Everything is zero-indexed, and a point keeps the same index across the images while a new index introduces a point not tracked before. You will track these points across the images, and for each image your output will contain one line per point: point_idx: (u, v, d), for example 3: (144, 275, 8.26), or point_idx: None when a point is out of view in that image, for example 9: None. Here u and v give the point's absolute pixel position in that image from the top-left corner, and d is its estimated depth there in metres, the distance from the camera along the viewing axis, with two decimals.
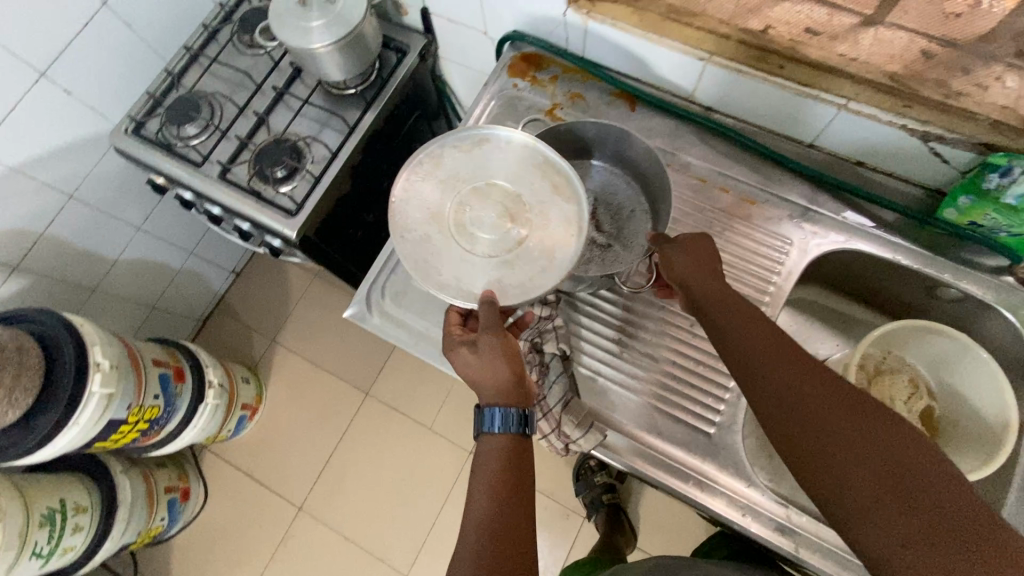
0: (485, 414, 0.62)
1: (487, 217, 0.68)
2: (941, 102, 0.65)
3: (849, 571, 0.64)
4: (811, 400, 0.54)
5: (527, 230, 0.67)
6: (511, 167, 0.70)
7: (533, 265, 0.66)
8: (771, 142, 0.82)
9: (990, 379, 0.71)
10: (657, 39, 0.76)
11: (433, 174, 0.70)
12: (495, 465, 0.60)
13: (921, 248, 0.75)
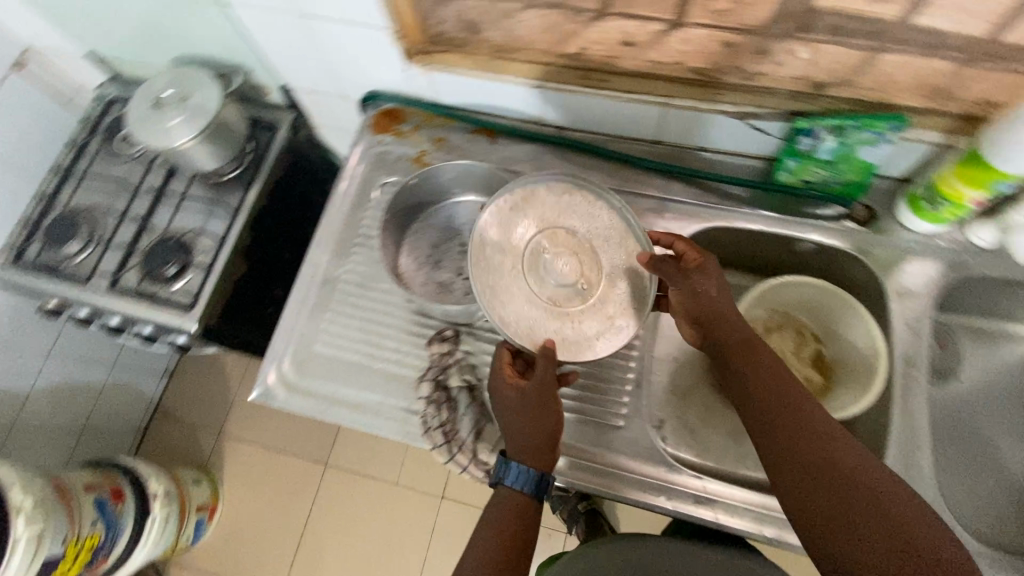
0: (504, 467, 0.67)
1: (558, 270, 0.70)
2: (743, 84, 0.72)
3: (762, 523, 0.71)
4: (809, 440, 0.58)
5: (590, 292, 0.71)
6: (596, 229, 0.74)
7: (590, 319, 0.70)
8: (623, 145, 0.88)
9: (855, 316, 0.78)
10: (494, 77, 0.81)
11: (516, 205, 0.74)
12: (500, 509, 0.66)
13: (771, 212, 0.82)
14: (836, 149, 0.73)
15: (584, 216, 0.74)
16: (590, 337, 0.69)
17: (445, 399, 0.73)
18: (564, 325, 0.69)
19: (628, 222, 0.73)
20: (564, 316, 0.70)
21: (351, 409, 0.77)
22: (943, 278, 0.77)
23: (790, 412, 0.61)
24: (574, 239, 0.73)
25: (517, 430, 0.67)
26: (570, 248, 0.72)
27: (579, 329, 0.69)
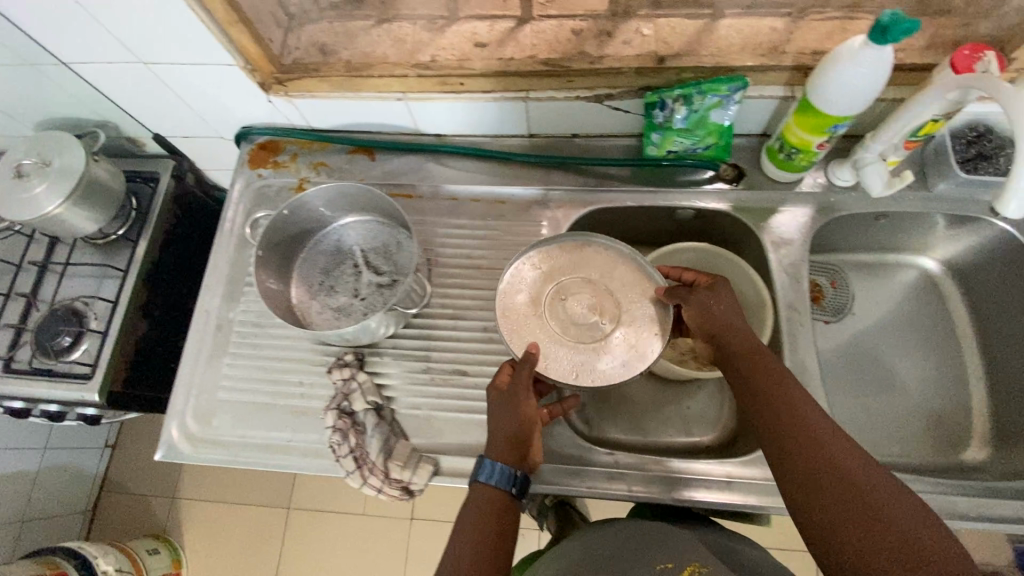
0: (482, 463, 0.65)
1: (579, 310, 0.73)
2: (590, 68, 0.74)
3: (676, 486, 0.73)
4: (819, 453, 0.55)
5: (612, 326, 0.72)
6: (612, 270, 0.76)
7: (613, 349, 0.71)
8: (500, 143, 0.89)
9: (741, 275, 0.81)
10: (354, 96, 0.81)
11: (538, 265, 0.76)
12: (479, 510, 0.63)
13: (648, 186, 0.85)
14: (689, 117, 0.75)
15: (598, 260, 0.76)
16: (615, 364, 0.70)
17: (351, 423, 0.72)
18: (588, 357, 0.71)
19: (633, 258, 0.76)
20: (590, 349, 0.71)
21: (261, 450, 0.76)
22: (813, 221, 0.81)
23: (802, 424, 0.57)
24: (590, 281, 0.75)
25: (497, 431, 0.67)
26: (587, 290, 0.75)
27: (604, 358, 0.71)
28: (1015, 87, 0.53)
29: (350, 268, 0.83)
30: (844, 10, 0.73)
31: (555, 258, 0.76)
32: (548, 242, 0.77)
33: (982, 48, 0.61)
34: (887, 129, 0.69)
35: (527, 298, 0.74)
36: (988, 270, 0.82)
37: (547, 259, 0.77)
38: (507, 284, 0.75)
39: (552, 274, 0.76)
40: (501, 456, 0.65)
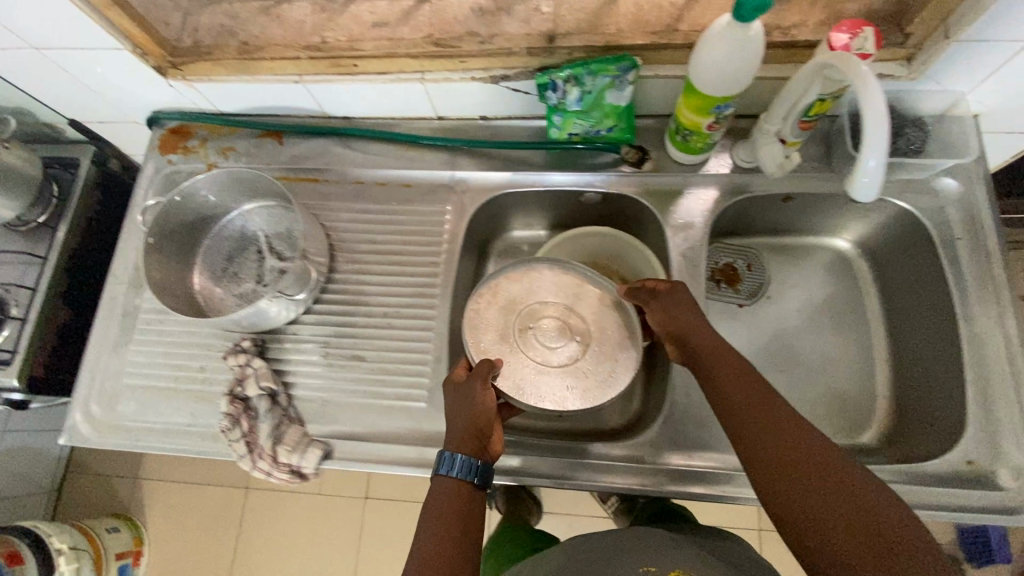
0: (443, 456, 0.61)
1: (549, 339, 0.75)
2: (481, 48, 0.73)
3: (566, 470, 0.73)
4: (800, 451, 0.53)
5: (584, 342, 0.75)
6: (569, 285, 0.78)
7: (589, 373, 0.73)
8: (409, 125, 0.87)
9: (647, 263, 0.82)
10: (249, 79, 0.79)
11: (490, 303, 0.77)
12: (441, 500, 0.59)
13: (553, 169, 0.83)
14: (582, 98, 0.74)
15: (556, 287, 0.78)
16: (595, 388, 0.73)
17: (244, 407, 0.73)
18: (575, 378, 0.73)
19: (583, 273, 0.78)
20: (567, 376, 0.73)
21: (160, 435, 0.77)
22: (718, 204, 0.80)
23: (776, 421, 0.56)
24: (553, 306, 0.77)
25: (455, 423, 0.64)
26: (552, 315, 0.77)
27: (583, 382, 0.73)
28: (864, 65, 0.51)
29: (254, 254, 0.83)
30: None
31: (511, 290, 0.77)
32: (510, 271, 0.78)
33: (860, 26, 0.58)
34: (776, 108, 0.68)
35: (492, 335, 0.75)
36: (896, 253, 0.81)
37: (500, 292, 0.78)
38: (469, 333, 0.74)
39: (516, 305, 0.77)
40: (461, 445, 0.62)
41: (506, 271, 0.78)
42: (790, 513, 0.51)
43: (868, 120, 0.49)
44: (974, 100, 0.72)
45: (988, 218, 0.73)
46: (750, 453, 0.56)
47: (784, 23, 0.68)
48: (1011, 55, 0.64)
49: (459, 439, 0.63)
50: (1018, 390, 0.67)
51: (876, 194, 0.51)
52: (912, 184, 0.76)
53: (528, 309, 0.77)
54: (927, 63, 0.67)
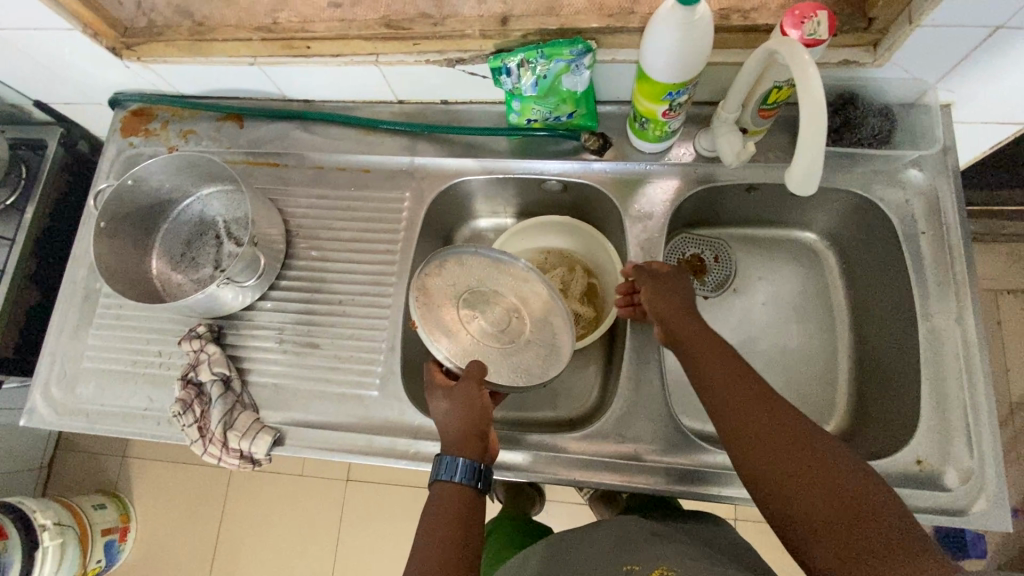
0: (444, 461, 0.59)
1: (497, 323, 0.75)
2: (434, 30, 0.71)
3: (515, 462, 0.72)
4: (779, 430, 0.53)
5: (519, 321, 0.76)
6: (487, 266, 0.77)
7: (541, 351, 0.74)
8: (370, 109, 0.86)
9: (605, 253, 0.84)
10: (204, 61, 0.78)
11: (424, 303, 0.72)
12: (443, 507, 0.57)
13: (513, 155, 0.82)
14: (537, 83, 0.72)
15: (483, 270, 0.77)
16: (551, 361, 0.73)
17: (197, 393, 0.74)
18: (530, 355, 0.73)
19: (488, 254, 0.77)
20: (523, 348, 0.74)
21: (118, 418, 0.78)
22: (679, 194, 0.78)
23: (756, 401, 0.55)
24: (485, 289, 0.77)
25: (454, 425, 0.63)
26: (483, 301, 0.76)
27: (535, 358, 0.73)
28: (807, 52, 0.49)
29: (212, 239, 0.83)
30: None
31: (449, 285, 0.75)
32: (428, 270, 0.74)
33: (813, 9, 0.56)
34: (731, 97, 0.66)
35: (451, 331, 0.72)
36: (862, 245, 0.79)
37: (431, 292, 0.74)
38: (425, 337, 0.69)
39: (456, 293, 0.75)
40: (462, 448, 0.61)
41: (427, 271, 0.74)
42: (775, 494, 0.50)
43: (806, 111, 0.48)
44: (944, 89, 0.70)
45: (953, 213, 0.71)
46: (729, 434, 0.55)
47: (745, 6, 0.66)
48: (978, 42, 0.61)
49: (458, 443, 0.62)
50: (972, 389, 0.66)
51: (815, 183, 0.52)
52: (878, 176, 0.74)
53: (471, 294, 0.76)
54: (892, 49, 0.64)
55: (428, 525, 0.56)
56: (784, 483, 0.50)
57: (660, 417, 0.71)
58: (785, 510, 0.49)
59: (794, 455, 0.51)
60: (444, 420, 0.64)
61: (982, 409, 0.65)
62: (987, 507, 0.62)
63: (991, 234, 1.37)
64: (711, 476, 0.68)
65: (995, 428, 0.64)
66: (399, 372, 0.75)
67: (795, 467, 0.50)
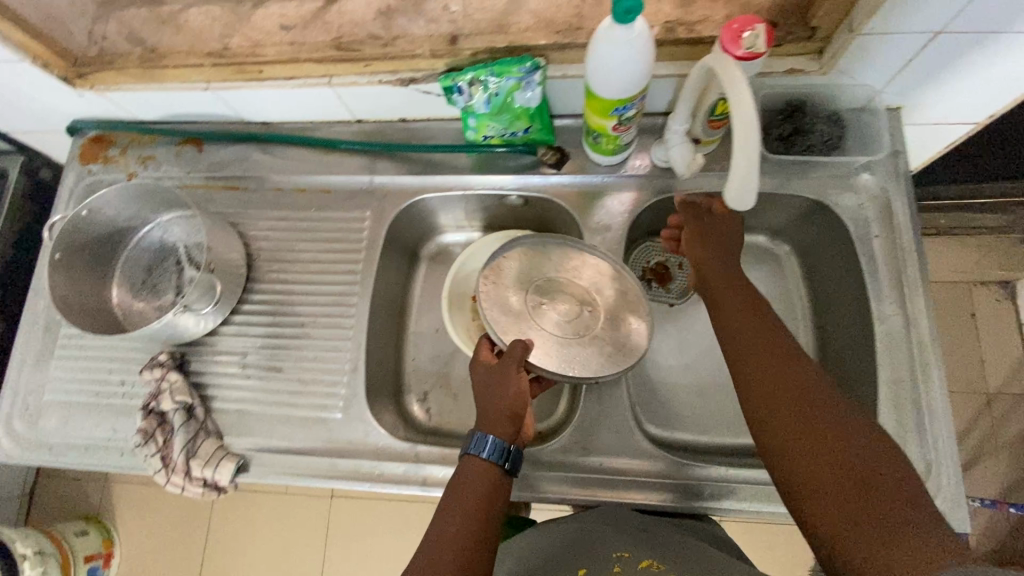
0: (475, 437, 0.61)
1: (563, 314, 0.71)
2: (384, 52, 0.71)
3: None
4: (800, 400, 0.54)
5: (594, 313, 0.72)
6: (562, 260, 0.75)
7: (610, 346, 0.70)
8: (329, 128, 0.86)
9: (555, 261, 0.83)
10: (159, 88, 0.78)
11: (493, 283, 0.73)
12: (469, 484, 0.59)
13: (472, 171, 0.82)
14: (489, 100, 0.72)
15: (558, 262, 0.75)
16: (623, 357, 0.69)
17: (159, 422, 0.73)
18: (595, 348, 0.70)
19: (575, 246, 0.75)
20: (591, 343, 0.70)
21: (80, 450, 0.77)
22: (637, 205, 0.78)
23: (781, 370, 0.57)
24: (562, 278, 0.74)
25: (486, 403, 0.64)
26: (560, 290, 0.73)
27: (605, 354, 0.69)
28: (744, 74, 0.49)
29: (173, 265, 0.82)
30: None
31: (516, 272, 0.74)
32: (509, 255, 0.75)
33: (751, 22, 0.56)
34: (680, 108, 0.66)
35: (505, 314, 0.70)
36: (820, 251, 0.79)
37: (501, 272, 0.74)
38: (484, 315, 0.69)
39: (524, 280, 0.74)
40: (492, 427, 0.62)
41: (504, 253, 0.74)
42: (779, 439, 0.53)
43: (738, 128, 0.49)
44: (892, 93, 0.70)
45: (905, 215, 0.72)
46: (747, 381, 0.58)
47: (688, 19, 0.66)
48: (920, 48, 0.62)
49: (490, 422, 0.63)
50: (928, 391, 0.66)
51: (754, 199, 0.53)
52: (832, 180, 0.74)
53: (539, 284, 0.73)
54: (837, 57, 0.65)
55: (444, 505, 0.58)
56: (790, 433, 0.53)
57: (622, 427, 0.72)
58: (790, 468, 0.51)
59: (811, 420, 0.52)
60: (479, 397, 0.65)
61: (938, 410, 0.66)
62: (945, 508, 0.63)
63: (960, 227, 1.37)
64: (672, 486, 0.69)
65: (951, 428, 0.65)
66: (362, 393, 0.75)
67: (805, 418, 0.53)
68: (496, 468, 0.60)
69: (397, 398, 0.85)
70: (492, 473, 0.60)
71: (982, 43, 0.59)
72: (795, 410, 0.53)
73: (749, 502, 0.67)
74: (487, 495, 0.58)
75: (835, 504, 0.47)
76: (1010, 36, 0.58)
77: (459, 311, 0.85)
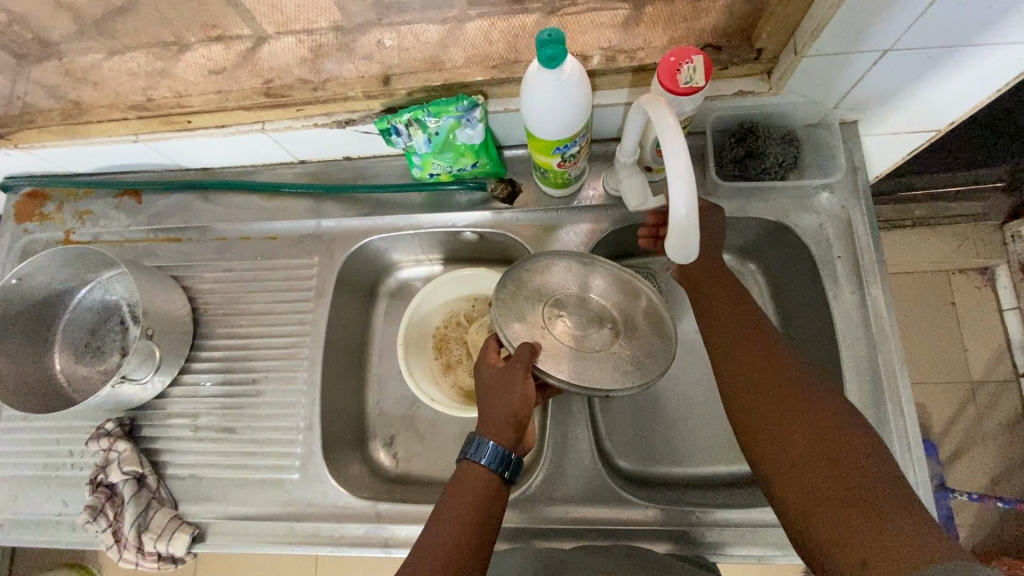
0: (475, 441, 0.58)
1: (581, 329, 0.65)
2: (316, 95, 0.67)
3: None
4: (776, 388, 0.53)
5: (618, 334, 0.65)
6: (581, 282, 0.68)
7: (626, 362, 0.63)
8: (271, 171, 0.82)
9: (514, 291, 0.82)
10: (83, 142, 0.74)
11: (511, 293, 0.66)
12: (466, 487, 0.56)
13: (423, 209, 0.79)
14: (431, 140, 0.69)
15: (580, 279, 0.69)
16: (643, 373, 0.62)
17: (108, 496, 0.71)
18: (617, 361, 0.63)
19: (602, 266, 0.68)
20: (608, 360, 0.63)
21: (30, 527, 0.74)
22: (593, 236, 0.76)
23: (761, 363, 0.55)
24: (584, 296, 0.68)
25: (488, 408, 0.60)
26: (581, 307, 0.67)
27: (624, 370, 0.62)
28: (671, 113, 0.49)
29: (117, 325, 0.79)
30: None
31: (536, 285, 0.68)
32: (531, 267, 0.68)
33: (689, 53, 0.53)
34: (625, 144, 0.63)
35: (519, 326, 0.64)
36: (785, 270, 0.77)
37: (523, 283, 0.67)
38: (495, 319, 0.63)
39: (542, 295, 0.67)
40: (494, 433, 0.59)
41: (526, 266, 0.68)
42: (761, 438, 0.51)
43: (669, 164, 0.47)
44: (848, 107, 0.67)
45: (867, 234, 0.69)
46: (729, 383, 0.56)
47: (628, 46, 0.63)
48: (870, 64, 0.58)
49: (492, 427, 0.59)
50: (898, 417, 0.64)
51: (695, 247, 0.52)
52: (792, 202, 0.72)
53: (558, 299, 0.67)
54: (785, 76, 0.62)
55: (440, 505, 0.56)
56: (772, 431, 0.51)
57: (588, 472, 0.70)
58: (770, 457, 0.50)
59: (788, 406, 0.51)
60: (482, 401, 0.61)
61: (908, 437, 0.63)
62: None
63: (935, 218, 1.29)
64: (643, 531, 0.67)
65: (922, 458, 0.63)
66: (319, 451, 0.73)
67: (786, 415, 0.51)
68: (495, 476, 0.57)
69: (361, 447, 0.81)
70: (489, 481, 0.57)
71: (936, 58, 0.56)
72: (776, 407, 0.52)
73: (723, 543, 0.65)
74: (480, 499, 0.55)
75: (812, 488, 0.46)
76: (965, 50, 0.55)
77: (418, 353, 0.82)
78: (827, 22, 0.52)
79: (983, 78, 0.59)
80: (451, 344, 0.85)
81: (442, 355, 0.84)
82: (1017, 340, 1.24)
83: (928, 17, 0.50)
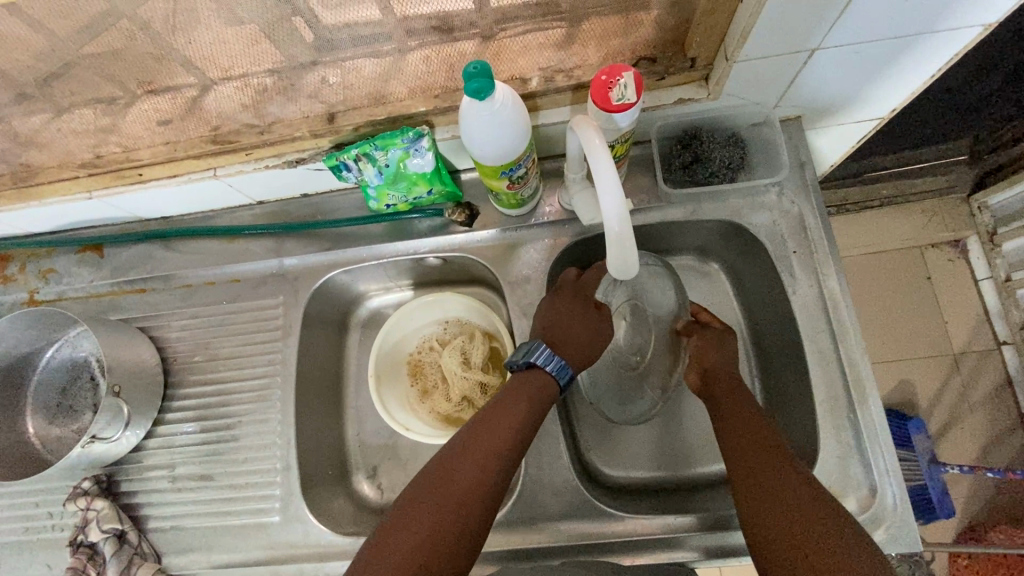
0: (543, 347, 0.65)
1: (627, 341, 0.77)
2: (263, 139, 0.69)
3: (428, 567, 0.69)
4: (773, 471, 0.55)
5: (640, 372, 0.77)
6: (653, 296, 0.77)
7: (623, 396, 0.78)
8: (231, 214, 0.82)
9: (475, 307, 0.82)
10: (39, 205, 0.76)
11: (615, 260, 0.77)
12: (529, 382, 0.64)
13: (384, 239, 0.80)
14: (380, 173, 0.70)
15: (664, 298, 0.77)
16: (616, 409, 0.78)
17: (89, 556, 0.69)
18: (614, 398, 0.78)
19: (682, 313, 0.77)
20: (616, 385, 0.78)
21: None
22: (554, 251, 0.76)
23: (765, 452, 0.57)
24: (659, 320, 0.77)
25: (564, 327, 0.68)
26: (644, 327, 0.77)
27: (612, 404, 0.78)
28: (601, 138, 0.50)
29: (87, 382, 0.78)
30: (532, 19, 0.60)
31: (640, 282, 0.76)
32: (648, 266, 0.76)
33: (619, 70, 0.54)
34: (573, 161, 0.64)
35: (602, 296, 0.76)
36: (750, 269, 0.77)
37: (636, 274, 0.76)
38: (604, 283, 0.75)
39: (631, 289, 0.77)
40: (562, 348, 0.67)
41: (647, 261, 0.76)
42: (753, 512, 0.53)
43: (605, 195, 0.49)
44: (787, 105, 0.68)
45: (819, 228, 0.70)
46: (736, 467, 0.58)
47: (567, 64, 0.64)
48: (801, 64, 0.59)
49: (560, 343, 0.68)
50: (864, 408, 0.65)
51: (634, 258, 0.53)
52: (744, 202, 0.73)
53: (638, 303, 0.77)
54: (719, 82, 0.63)
55: (507, 392, 0.63)
56: (764, 504, 0.53)
57: (566, 486, 0.70)
58: (752, 538, 0.53)
59: (778, 479, 0.54)
60: (559, 325, 0.69)
61: (875, 423, 0.64)
62: (893, 527, 0.61)
63: (903, 196, 1.29)
64: (626, 544, 0.67)
65: (891, 445, 0.63)
66: (298, 490, 0.72)
67: (780, 491, 0.53)
68: (552, 381, 0.65)
69: (344, 480, 0.80)
70: (542, 396, 0.63)
71: (861, 52, 0.57)
72: (772, 482, 0.54)
73: (704, 547, 0.65)
74: (490, 455, 0.56)
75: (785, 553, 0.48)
76: (888, 43, 0.56)
77: (393, 381, 0.83)
78: (748, 28, 0.53)
79: (910, 67, 0.60)
80: (426, 368, 0.85)
81: (418, 381, 0.85)
82: (994, 310, 1.25)
83: (845, 15, 0.51)
